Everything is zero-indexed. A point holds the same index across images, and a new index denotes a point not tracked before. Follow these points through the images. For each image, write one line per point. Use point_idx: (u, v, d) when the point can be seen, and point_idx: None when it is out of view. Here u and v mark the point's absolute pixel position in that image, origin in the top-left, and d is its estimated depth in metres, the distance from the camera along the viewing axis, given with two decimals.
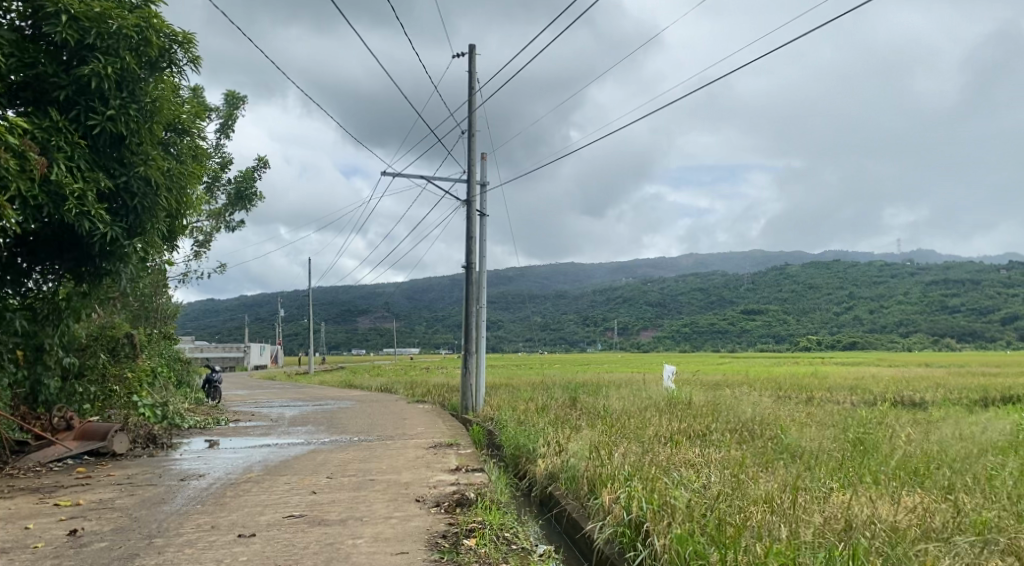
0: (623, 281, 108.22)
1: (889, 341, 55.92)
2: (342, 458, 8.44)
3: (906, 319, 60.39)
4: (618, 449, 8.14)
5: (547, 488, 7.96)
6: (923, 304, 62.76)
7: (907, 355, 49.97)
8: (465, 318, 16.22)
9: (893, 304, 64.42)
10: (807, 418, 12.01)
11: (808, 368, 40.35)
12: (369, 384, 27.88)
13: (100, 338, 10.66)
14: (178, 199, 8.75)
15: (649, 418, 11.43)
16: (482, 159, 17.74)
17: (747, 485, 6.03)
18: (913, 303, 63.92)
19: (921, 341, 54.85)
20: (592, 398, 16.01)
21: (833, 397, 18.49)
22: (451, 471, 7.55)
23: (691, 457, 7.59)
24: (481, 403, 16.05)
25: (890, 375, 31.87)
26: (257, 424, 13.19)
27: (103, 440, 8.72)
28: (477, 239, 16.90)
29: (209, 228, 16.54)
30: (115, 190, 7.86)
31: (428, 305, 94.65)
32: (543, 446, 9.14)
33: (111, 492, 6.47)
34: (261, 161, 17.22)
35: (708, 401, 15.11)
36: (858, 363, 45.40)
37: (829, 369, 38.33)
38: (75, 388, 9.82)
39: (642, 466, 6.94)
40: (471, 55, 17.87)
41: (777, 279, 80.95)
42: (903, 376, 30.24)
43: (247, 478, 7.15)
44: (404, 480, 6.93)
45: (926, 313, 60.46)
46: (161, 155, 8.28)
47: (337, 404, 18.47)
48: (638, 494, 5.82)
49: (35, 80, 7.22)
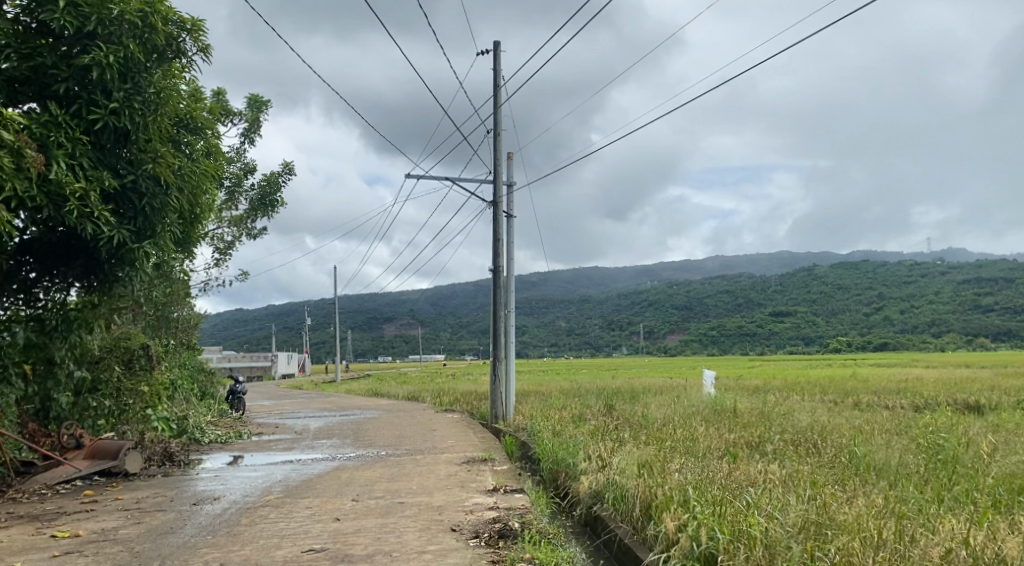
0: (648, 285, 106.86)
1: (920, 341, 54.47)
2: (369, 476, 7.80)
3: (939, 319, 58.75)
4: (671, 466, 7.39)
5: (592, 509, 7.25)
6: (957, 303, 61.01)
7: (940, 356, 48.52)
8: (494, 322, 15.54)
9: (925, 302, 62.76)
10: (866, 425, 11.14)
11: (841, 370, 39.10)
12: (396, 392, 27.40)
13: (114, 351, 10.05)
14: (191, 200, 8.17)
15: (697, 428, 10.65)
16: (508, 159, 17.09)
17: (833, 510, 5.27)
18: (946, 302, 62.18)
19: (953, 341, 53.39)
20: (629, 406, 15.25)
21: (881, 401, 17.56)
22: (488, 491, 6.86)
23: (757, 476, 6.83)
24: (512, 411, 15.35)
25: (929, 377, 30.74)
26: (282, 437, 12.64)
27: (114, 459, 8.12)
28: (505, 242, 16.24)
29: (231, 236, 16.06)
30: (122, 190, 7.32)
31: (452, 311, 94.21)
32: (585, 463, 8.42)
33: (116, 520, 5.86)
34: (286, 165, 16.71)
35: (755, 408, 14.27)
36: (890, 365, 44.02)
37: (862, 371, 37.11)
38: (87, 404, 9.44)
39: (704, 489, 6.19)
40: (495, 52, 17.23)
41: (806, 280, 79.32)
42: (942, 378, 29.10)
43: (266, 501, 6.50)
44: (437, 503, 6.24)
45: (960, 311, 58.81)
46: (171, 151, 7.73)
47: (365, 414, 17.84)
48: (708, 525, 5.08)
49: (35, 74, 6.77)
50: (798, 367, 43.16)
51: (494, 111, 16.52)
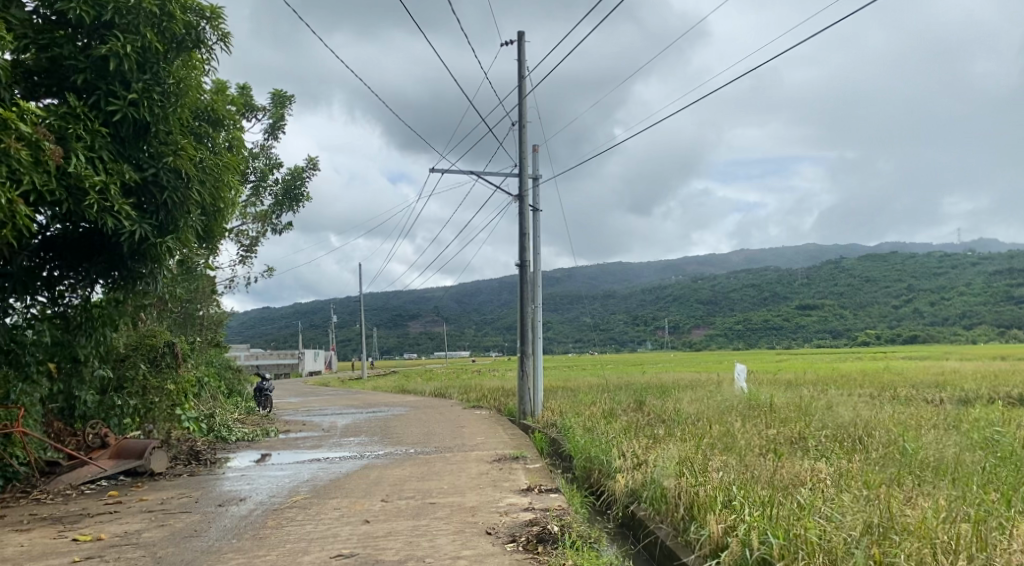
0: (673, 279, 105.88)
1: (951, 333, 53.21)
2: (398, 475, 7.57)
3: (970, 310, 57.41)
4: (712, 464, 7.05)
5: (629, 509, 6.95)
6: (991, 294, 59.50)
7: (973, 348, 47.35)
8: (521, 317, 15.25)
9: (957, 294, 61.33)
10: (911, 420, 10.66)
11: (872, 363, 38.30)
12: (422, 388, 27.26)
13: (139, 349, 10.01)
14: (213, 194, 7.98)
15: (734, 424, 10.27)
16: (533, 151, 16.78)
17: (896, 513, 4.89)
18: (981, 293, 60.69)
19: (987, 332, 52.00)
20: (659, 401, 14.88)
21: (920, 395, 16.96)
22: (522, 491, 6.57)
23: (805, 475, 6.47)
24: (540, 407, 15.06)
25: (964, 370, 29.90)
26: (309, 435, 12.49)
27: (140, 459, 8.03)
28: (531, 236, 15.94)
29: (255, 231, 15.94)
30: (142, 183, 7.13)
31: (476, 307, 94.12)
32: (621, 460, 8.09)
33: (140, 522, 5.68)
34: (310, 160, 16.55)
35: (791, 403, 13.81)
36: (921, 357, 43.03)
37: (894, 364, 36.30)
38: (113, 402, 9.37)
39: (751, 489, 5.84)
40: (519, 42, 16.92)
41: (835, 273, 77.97)
42: (978, 371, 28.28)
43: (294, 502, 6.29)
44: (470, 504, 5.97)
45: (993, 302, 57.35)
46: (192, 144, 7.53)
47: (392, 411, 17.66)
48: (762, 529, 4.74)
49: (53, 65, 6.62)
50: (827, 360, 42.35)
51: (519, 102, 16.22)
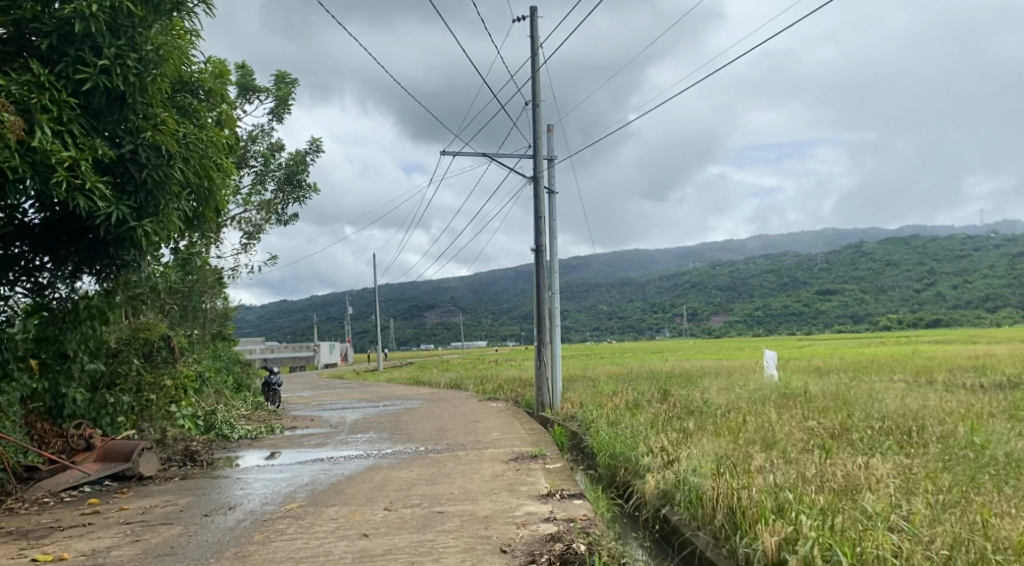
0: (692, 265, 104.63)
1: (974, 316, 51.95)
2: (405, 478, 6.90)
3: (993, 292, 55.91)
4: (754, 462, 6.29)
5: (661, 512, 6.25)
6: (1013, 276, 58.08)
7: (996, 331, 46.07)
8: (537, 306, 14.53)
9: (980, 275, 59.89)
10: (959, 408, 9.82)
11: (889, 349, 37.33)
12: (438, 380, 26.68)
13: (133, 342, 9.47)
14: (200, 173, 7.32)
15: (768, 415, 9.51)
16: (549, 132, 16.01)
17: (990, 526, 4.13)
18: (1002, 274, 59.27)
19: (1010, 314, 50.74)
20: (685, 391, 14.09)
21: (957, 380, 16.10)
22: (542, 497, 5.86)
23: (860, 475, 5.72)
24: (559, 399, 14.33)
25: (983, 354, 29.04)
26: (315, 431, 11.89)
27: (127, 462, 7.45)
28: (547, 221, 15.19)
29: (259, 219, 15.33)
30: (119, 160, 6.48)
31: (491, 298, 93.57)
32: (650, 457, 7.38)
33: (112, 537, 5.06)
34: (314, 143, 15.90)
35: (826, 391, 12.97)
36: (942, 341, 41.86)
37: (913, 349, 35.26)
38: (105, 400, 8.79)
39: (802, 493, 5.11)
40: (533, 18, 16.12)
41: (854, 258, 76.51)
42: (999, 354, 27.37)
43: (287, 511, 5.63)
44: (484, 513, 5.29)
45: (1018, 284, 55.93)
46: (173, 117, 6.87)
47: (405, 404, 17.04)
48: (826, 545, 3.98)
49: (17, 31, 5.99)
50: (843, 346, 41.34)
51: (532, 81, 15.44)
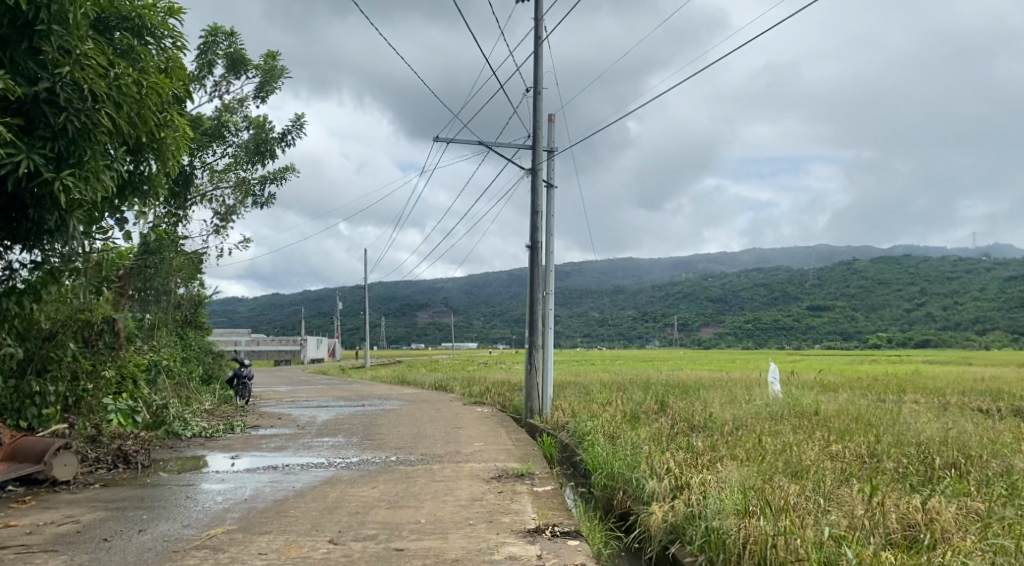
0: (685, 275, 103.69)
1: (965, 338, 51.27)
2: (366, 497, 5.78)
3: (982, 316, 54.35)
4: (791, 499, 5.15)
5: (670, 551, 5.14)
6: (1000, 299, 57.28)
7: (987, 353, 45.32)
8: (530, 307, 13.43)
9: (968, 298, 59.17)
10: (994, 438, 8.68)
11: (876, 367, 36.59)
12: (424, 379, 25.53)
13: (72, 325, 8.20)
14: (137, 125, 6.14)
15: (783, 437, 8.37)
16: (550, 121, 14.88)
17: None
18: (990, 298, 58.02)
19: (1000, 338, 50.12)
20: (686, 404, 12.94)
21: (972, 404, 15.01)
22: (528, 534, 4.72)
23: (923, 526, 4.58)
24: (549, 406, 13.14)
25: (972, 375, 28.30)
26: (278, 433, 10.70)
27: (38, 464, 6.30)
28: (545, 216, 14.11)
29: (233, 199, 14.16)
30: (30, 100, 5.32)
31: (484, 300, 92.40)
32: (656, 481, 6.26)
33: None
34: (297, 120, 14.73)
35: (840, 410, 11.80)
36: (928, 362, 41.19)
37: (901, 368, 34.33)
38: (32, 389, 7.53)
39: (866, 550, 3.98)
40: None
41: (847, 274, 75.86)
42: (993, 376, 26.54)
43: (207, 540, 4.50)
44: (454, 555, 4.16)
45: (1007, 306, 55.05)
46: (100, 53, 5.72)
47: (384, 405, 15.89)
48: None
49: None
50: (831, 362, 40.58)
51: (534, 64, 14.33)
